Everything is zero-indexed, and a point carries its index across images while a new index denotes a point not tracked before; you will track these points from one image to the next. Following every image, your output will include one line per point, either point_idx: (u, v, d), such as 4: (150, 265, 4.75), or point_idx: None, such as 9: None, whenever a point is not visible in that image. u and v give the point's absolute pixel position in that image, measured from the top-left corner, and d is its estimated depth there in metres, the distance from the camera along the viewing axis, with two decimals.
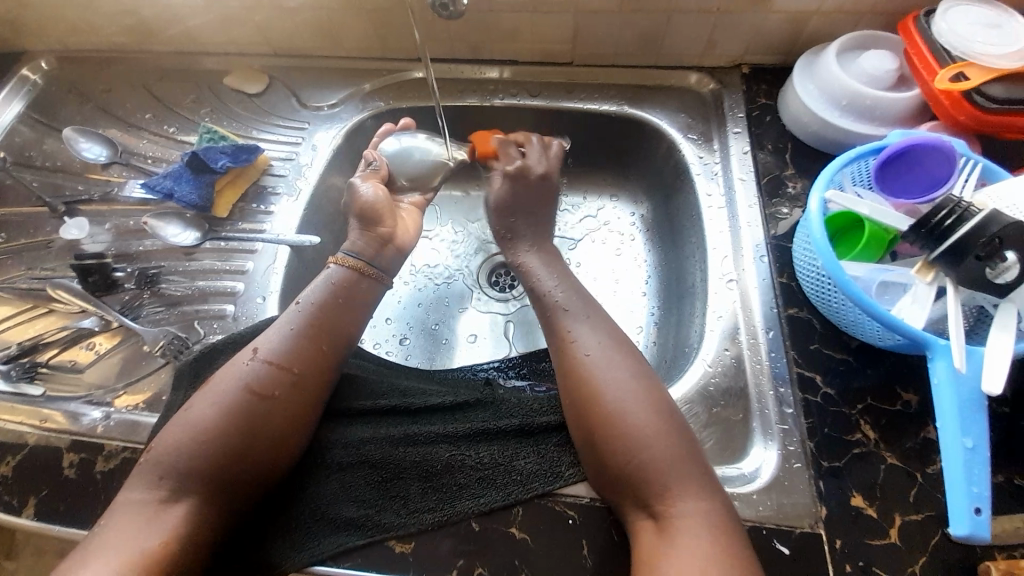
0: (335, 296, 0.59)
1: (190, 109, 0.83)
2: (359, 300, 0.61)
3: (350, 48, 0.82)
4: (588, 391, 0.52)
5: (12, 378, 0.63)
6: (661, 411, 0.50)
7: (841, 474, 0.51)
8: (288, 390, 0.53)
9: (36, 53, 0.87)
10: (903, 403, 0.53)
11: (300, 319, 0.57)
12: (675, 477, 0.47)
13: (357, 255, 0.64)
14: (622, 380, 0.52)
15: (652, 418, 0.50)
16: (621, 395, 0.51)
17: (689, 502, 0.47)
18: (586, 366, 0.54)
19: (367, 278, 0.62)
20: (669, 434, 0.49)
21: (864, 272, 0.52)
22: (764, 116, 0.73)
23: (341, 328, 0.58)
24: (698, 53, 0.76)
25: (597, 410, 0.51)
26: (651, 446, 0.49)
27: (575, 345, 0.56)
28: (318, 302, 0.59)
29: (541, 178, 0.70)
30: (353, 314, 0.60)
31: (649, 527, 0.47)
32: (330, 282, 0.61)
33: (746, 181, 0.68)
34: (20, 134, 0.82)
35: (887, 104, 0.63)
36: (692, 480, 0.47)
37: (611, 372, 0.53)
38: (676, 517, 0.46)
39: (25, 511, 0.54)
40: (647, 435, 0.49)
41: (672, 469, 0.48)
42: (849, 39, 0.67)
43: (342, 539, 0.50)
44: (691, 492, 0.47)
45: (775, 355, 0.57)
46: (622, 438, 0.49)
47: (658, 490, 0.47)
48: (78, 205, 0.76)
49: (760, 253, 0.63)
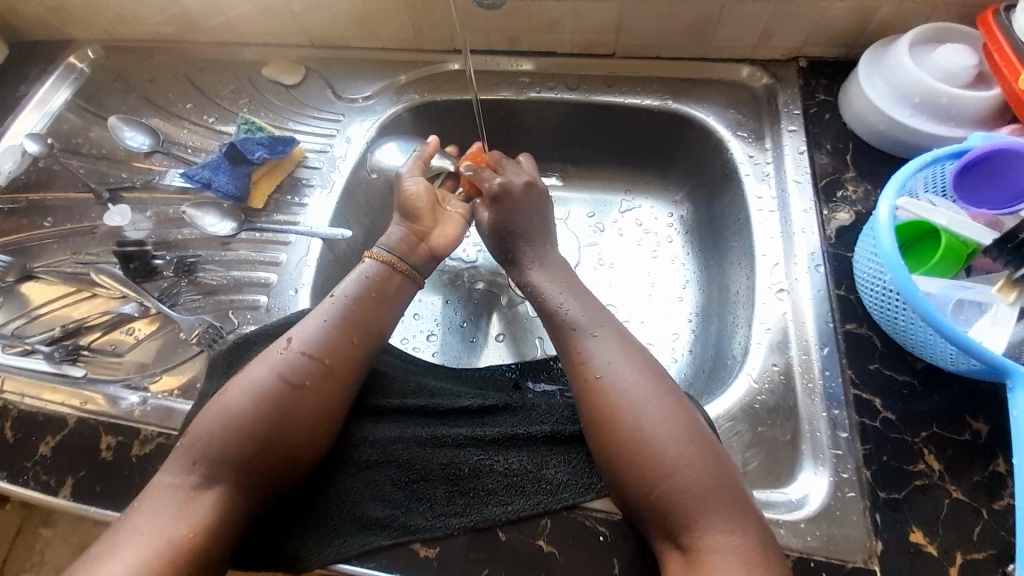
0: (369, 290, 0.59)
1: (228, 99, 0.83)
2: (390, 295, 0.60)
3: (387, 39, 0.81)
4: (607, 412, 0.50)
5: (55, 359, 0.64)
6: (689, 433, 0.48)
7: (898, 506, 0.47)
8: (319, 379, 0.52)
9: (83, 42, 0.89)
10: (971, 433, 0.49)
11: (335, 311, 0.56)
12: (705, 506, 0.45)
13: (392, 250, 0.62)
14: (645, 400, 0.49)
15: (679, 441, 0.47)
16: (646, 417, 0.48)
17: (723, 534, 0.44)
18: (605, 384, 0.51)
19: (399, 273, 0.61)
20: (699, 458, 0.47)
21: (937, 289, 0.47)
22: (822, 114, 0.68)
23: (374, 324, 0.57)
24: (751, 45, 0.71)
25: (620, 432, 0.48)
26: (679, 472, 0.46)
27: (591, 361, 0.53)
28: (353, 295, 0.58)
29: (527, 186, 0.68)
30: (382, 307, 0.59)
31: (678, 560, 0.44)
32: (364, 276, 0.60)
33: (801, 183, 0.64)
34: (67, 121, 0.84)
35: (965, 104, 0.58)
36: (725, 510, 0.45)
37: (633, 391, 0.50)
38: (706, 552, 0.43)
39: (62, 491, 0.55)
40: (676, 460, 0.46)
41: (703, 497, 0.45)
42: (922, 31, 0.61)
43: (368, 538, 0.49)
44: (721, 525, 0.44)
45: (830, 373, 0.53)
46: (646, 463, 0.47)
47: (686, 520, 0.45)
48: (121, 192, 0.78)
49: (815, 262, 0.59)
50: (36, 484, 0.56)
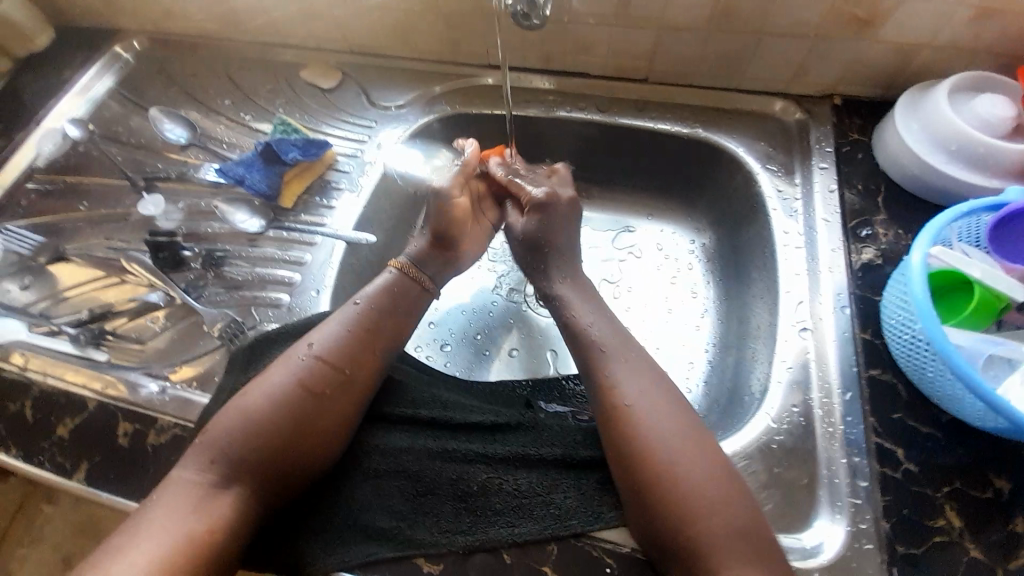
0: (392, 301, 0.59)
1: (265, 99, 0.85)
2: (409, 308, 0.60)
3: (423, 49, 0.82)
4: (630, 436, 0.49)
5: (80, 342, 0.66)
6: (713, 466, 0.47)
7: (916, 562, 0.46)
8: (337, 388, 0.53)
9: (130, 33, 0.92)
10: (994, 490, 0.48)
11: (356, 320, 0.57)
12: (725, 542, 0.44)
13: (414, 260, 0.64)
14: (670, 428, 0.49)
15: (704, 472, 0.47)
16: (670, 444, 0.48)
17: (740, 572, 0.43)
18: (630, 408, 0.51)
19: (419, 286, 0.62)
20: (722, 492, 0.46)
21: (967, 341, 0.46)
22: (855, 153, 0.67)
23: (393, 333, 0.58)
24: (787, 80, 0.71)
25: (644, 458, 0.48)
26: (701, 504, 0.46)
27: (616, 384, 0.53)
28: (375, 304, 0.59)
29: (569, 203, 0.68)
30: (402, 320, 0.59)
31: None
32: (388, 286, 0.60)
33: (830, 222, 0.63)
34: (108, 109, 0.87)
35: (1001, 154, 0.57)
36: (744, 548, 0.44)
37: (657, 417, 0.50)
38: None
39: (76, 474, 0.56)
40: (698, 491, 0.46)
41: (724, 532, 0.45)
42: (964, 79, 0.61)
43: (371, 550, 0.49)
44: (740, 562, 0.44)
45: (851, 419, 0.52)
46: (669, 492, 0.46)
47: (704, 553, 0.44)
48: (156, 183, 0.80)
49: (841, 303, 0.59)
50: (52, 466, 0.57)
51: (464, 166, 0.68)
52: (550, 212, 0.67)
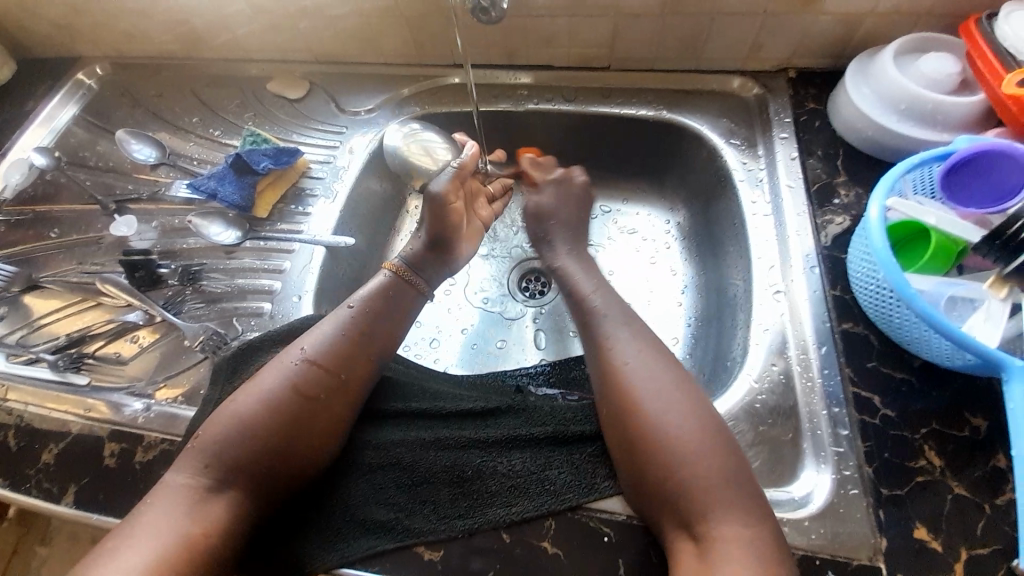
0: (385, 304, 0.60)
1: (234, 113, 0.85)
2: (402, 310, 0.61)
3: (388, 54, 0.83)
4: (629, 402, 0.50)
5: (58, 368, 0.65)
6: (708, 426, 0.48)
7: (901, 502, 0.47)
8: (331, 392, 0.53)
9: (92, 59, 0.91)
10: (970, 428, 0.50)
11: (351, 323, 0.57)
12: (719, 498, 0.45)
13: (410, 263, 0.64)
14: (667, 392, 0.50)
15: (701, 432, 0.47)
16: (667, 407, 0.49)
17: (733, 526, 0.44)
18: (626, 374, 0.52)
19: (413, 289, 0.63)
20: (716, 451, 0.47)
21: (930, 286, 0.48)
22: (812, 121, 0.70)
23: (384, 333, 0.58)
24: (743, 57, 0.74)
25: (640, 421, 0.49)
26: (697, 464, 0.46)
27: (611, 355, 0.54)
28: (369, 307, 0.59)
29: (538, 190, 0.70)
30: (395, 323, 0.60)
31: (689, 551, 0.44)
32: (381, 289, 0.61)
33: (794, 188, 0.66)
34: (74, 135, 0.86)
35: (950, 109, 0.60)
36: (736, 503, 0.45)
37: (652, 384, 0.50)
38: (719, 542, 0.43)
39: (64, 499, 0.55)
40: (689, 448, 0.47)
41: (718, 489, 0.45)
42: (907, 41, 0.64)
43: (371, 542, 0.49)
44: (733, 517, 0.44)
45: (828, 372, 0.54)
46: (666, 454, 0.47)
47: (700, 511, 0.45)
48: (128, 204, 0.79)
49: (810, 263, 0.60)
50: (38, 492, 0.56)
51: (459, 169, 0.67)
52: None
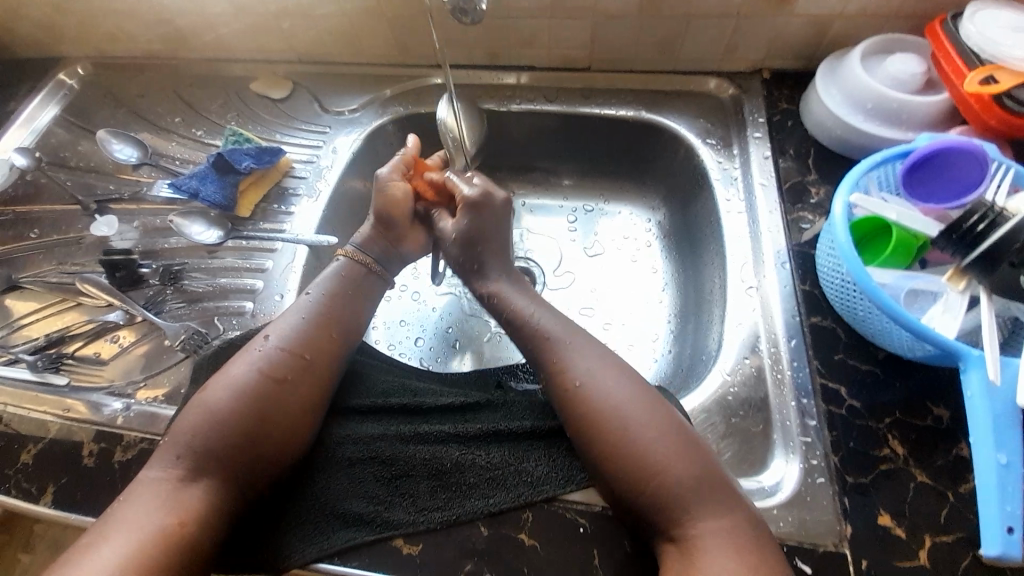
0: (343, 288, 0.61)
1: (217, 113, 0.85)
2: (361, 291, 0.62)
3: (371, 54, 0.84)
4: (595, 420, 0.50)
5: (38, 368, 0.65)
6: (672, 433, 0.48)
7: (865, 490, 0.49)
8: (299, 372, 0.54)
9: (73, 58, 0.91)
10: (933, 418, 0.51)
11: (311, 307, 0.58)
12: (698, 498, 0.46)
13: (360, 245, 0.65)
14: (629, 404, 0.50)
15: (666, 443, 0.48)
16: (633, 420, 0.49)
17: (715, 522, 0.45)
18: (587, 391, 0.51)
19: (367, 270, 0.64)
20: (686, 455, 0.48)
21: (890, 279, 0.50)
22: (785, 121, 0.71)
23: (346, 319, 0.59)
24: (718, 58, 0.75)
25: (609, 438, 0.49)
26: (670, 474, 0.47)
27: (569, 370, 0.53)
28: (328, 292, 0.60)
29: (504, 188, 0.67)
30: (356, 306, 0.61)
31: (673, 556, 0.45)
32: (337, 273, 0.62)
33: (767, 186, 0.67)
34: (55, 135, 0.85)
35: (914, 108, 0.62)
36: (715, 501, 0.46)
37: (613, 399, 0.50)
38: (701, 541, 0.44)
39: (43, 499, 0.55)
40: (659, 458, 0.47)
41: (695, 490, 0.46)
42: (875, 43, 0.66)
43: (350, 535, 0.49)
44: (714, 513, 0.45)
45: (797, 364, 0.56)
46: (637, 469, 0.47)
47: (680, 513, 0.46)
48: (109, 204, 0.79)
49: (781, 260, 0.62)
50: (18, 491, 0.56)
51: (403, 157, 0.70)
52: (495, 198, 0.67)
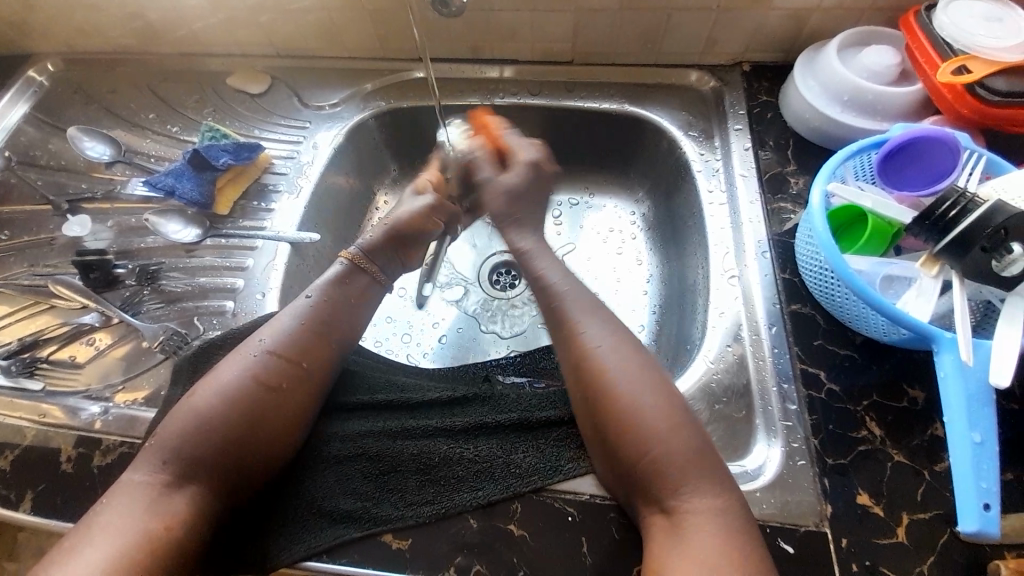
0: (343, 292, 0.60)
1: (193, 109, 0.83)
2: (360, 296, 0.61)
3: (353, 48, 0.83)
4: (602, 386, 0.51)
5: (11, 373, 0.63)
6: (673, 406, 0.49)
7: (845, 471, 0.50)
8: (293, 381, 0.53)
9: (42, 54, 0.88)
10: (909, 400, 0.53)
11: (309, 312, 0.57)
12: (689, 471, 0.47)
13: (364, 248, 0.64)
14: (636, 374, 0.51)
15: (667, 413, 0.49)
16: (638, 389, 0.50)
17: (702, 497, 0.46)
18: (597, 356, 0.52)
19: (370, 278, 0.63)
20: (682, 429, 0.48)
21: (867, 265, 0.51)
22: (765, 113, 0.72)
23: (345, 326, 0.58)
24: (699, 51, 0.76)
25: (613, 404, 0.49)
26: (669, 444, 0.47)
27: (580, 339, 0.54)
28: (328, 296, 0.59)
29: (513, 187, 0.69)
30: (351, 313, 0.60)
31: (661, 523, 0.46)
32: (337, 277, 0.61)
33: (748, 177, 0.68)
34: (24, 134, 0.83)
35: (889, 99, 0.63)
36: (708, 475, 0.47)
37: (620, 367, 0.51)
38: (689, 514, 0.45)
39: (20, 506, 0.54)
40: (660, 427, 0.48)
41: (686, 463, 0.47)
42: (850, 35, 0.67)
43: (338, 532, 0.49)
44: (702, 488, 0.46)
45: (778, 350, 0.57)
46: (639, 435, 0.48)
47: (670, 485, 0.46)
48: (81, 204, 0.77)
49: (762, 249, 0.63)
50: None
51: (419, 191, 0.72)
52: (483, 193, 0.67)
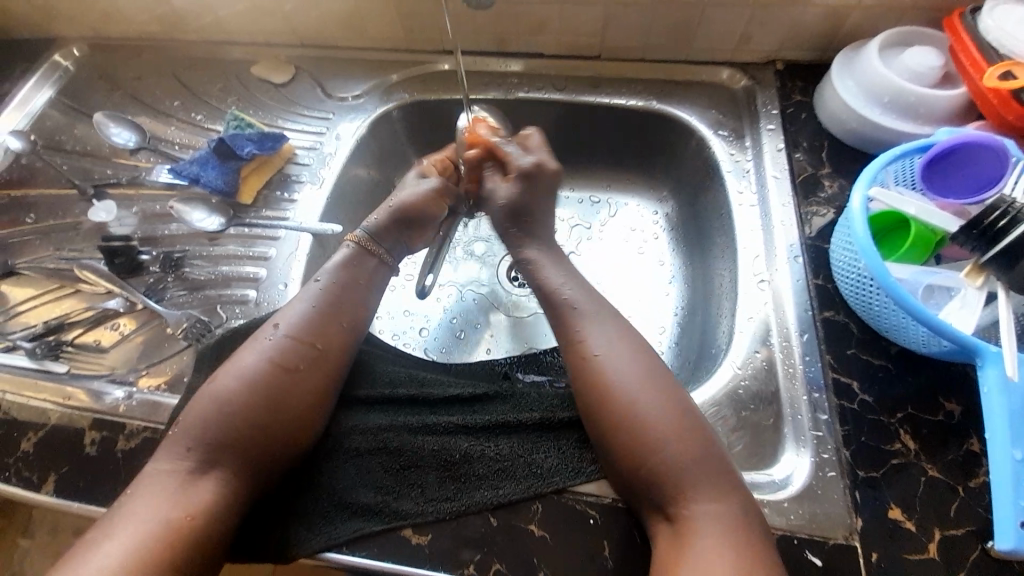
0: (353, 276, 0.60)
1: (217, 97, 0.83)
2: (370, 280, 0.61)
3: (377, 39, 0.82)
4: (603, 391, 0.50)
5: (37, 356, 0.63)
6: (679, 414, 0.49)
7: (877, 484, 0.48)
8: (310, 363, 0.53)
9: (68, 39, 0.88)
10: (944, 413, 0.51)
11: (322, 296, 0.57)
12: (694, 480, 0.46)
13: (370, 232, 0.64)
14: (641, 381, 0.50)
15: (671, 421, 0.48)
16: (640, 396, 0.49)
17: (708, 505, 0.45)
18: (599, 362, 0.52)
19: (377, 260, 0.63)
20: (690, 435, 0.48)
21: (908, 274, 0.50)
22: (799, 114, 0.71)
23: (356, 308, 0.58)
24: (731, 48, 0.74)
25: (615, 410, 0.49)
26: (672, 452, 0.47)
27: (583, 346, 0.54)
28: (337, 280, 0.59)
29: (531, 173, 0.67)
30: (365, 297, 0.60)
31: (665, 531, 0.45)
32: (347, 260, 0.61)
33: (780, 179, 0.66)
34: (50, 119, 0.83)
35: (932, 102, 0.61)
36: (716, 481, 0.46)
37: (623, 373, 0.51)
38: (693, 521, 0.44)
39: (44, 488, 0.54)
40: (664, 435, 0.47)
41: (692, 470, 0.46)
42: (892, 35, 0.65)
43: (357, 526, 0.49)
44: (710, 495, 0.45)
45: (809, 358, 0.55)
46: (641, 442, 0.47)
47: (675, 492, 0.46)
48: (106, 189, 0.77)
49: (794, 254, 0.61)
50: (17, 481, 0.55)
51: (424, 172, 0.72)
52: (509, 187, 0.67)
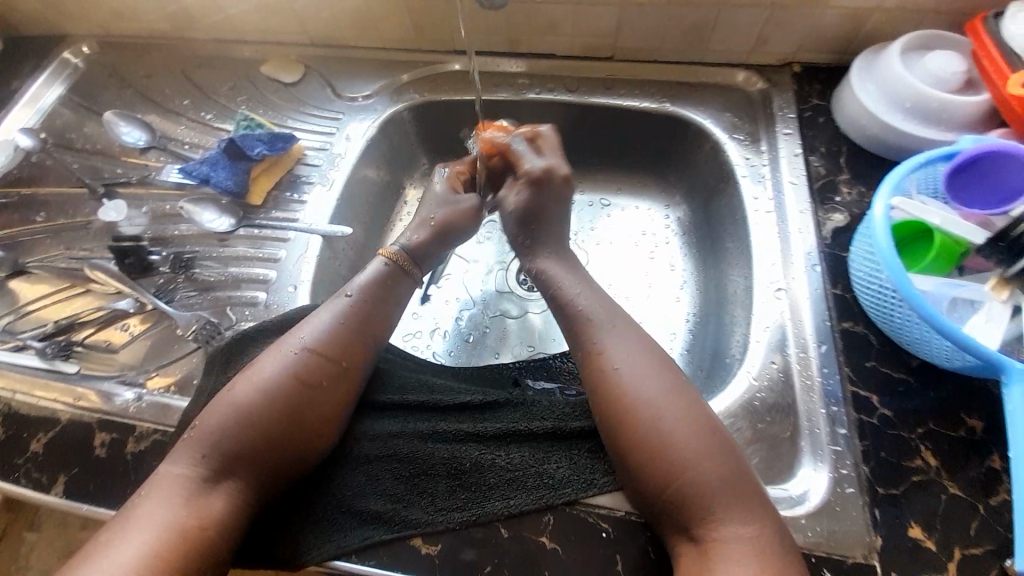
0: (381, 294, 0.59)
1: (227, 96, 0.83)
2: (393, 295, 0.60)
3: (388, 39, 0.81)
4: (629, 407, 0.49)
5: (47, 356, 0.63)
6: (707, 433, 0.48)
7: (897, 501, 0.47)
8: (333, 381, 0.52)
9: (79, 37, 0.88)
10: (966, 428, 0.50)
11: (349, 313, 0.56)
12: (721, 502, 0.45)
13: (404, 248, 0.63)
14: (663, 400, 0.49)
15: (700, 440, 0.47)
16: (662, 411, 0.49)
17: (735, 526, 0.44)
18: (621, 379, 0.51)
19: (409, 276, 0.62)
20: (718, 455, 0.47)
21: (932, 286, 0.48)
22: (816, 118, 0.69)
23: (378, 327, 0.57)
24: (747, 50, 0.73)
25: (639, 428, 0.48)
26: (700, 472, 0.46)
27: (603, 360, 0.53)
28: (365, 296, 0.58)
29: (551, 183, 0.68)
30: (388, 314, 0.59)
31: (690, 552, 0.44)
32: (376, 276, 0.60)
33: (798, 185, 0.65)
34: (60, 116, 0.83)
35: (954, 107, 0.60)
36: (744, 502, 0.45)
37: (649, 389, 0.50)
38: (720, 543, 0.44)
39: (54, 489, 0.54)
40: (693, 454, 0.46)
41: (719, 490, 0.45)
42: (914, 38, 0.63)
43: (367, 534, 0.48)
44: (735, 516, 0.44)
45: (827, 370, 0.54)
46: (667, 462, 0.46)
47: (701, 512, 0.45)
48: (116, 188, 0.77)
49: (812, 262, 0.60)
50: (27, 482, 0.55)
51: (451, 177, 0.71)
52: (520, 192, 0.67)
